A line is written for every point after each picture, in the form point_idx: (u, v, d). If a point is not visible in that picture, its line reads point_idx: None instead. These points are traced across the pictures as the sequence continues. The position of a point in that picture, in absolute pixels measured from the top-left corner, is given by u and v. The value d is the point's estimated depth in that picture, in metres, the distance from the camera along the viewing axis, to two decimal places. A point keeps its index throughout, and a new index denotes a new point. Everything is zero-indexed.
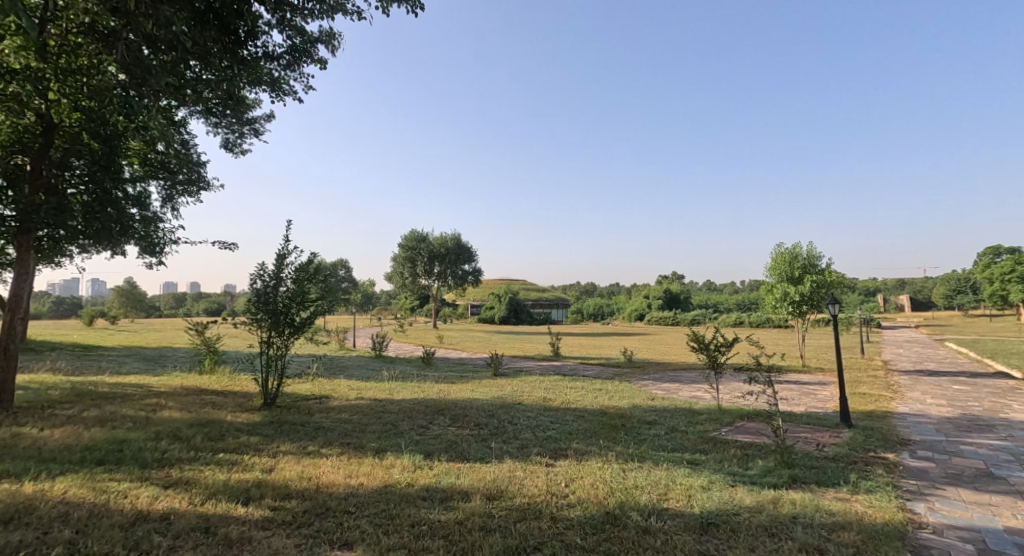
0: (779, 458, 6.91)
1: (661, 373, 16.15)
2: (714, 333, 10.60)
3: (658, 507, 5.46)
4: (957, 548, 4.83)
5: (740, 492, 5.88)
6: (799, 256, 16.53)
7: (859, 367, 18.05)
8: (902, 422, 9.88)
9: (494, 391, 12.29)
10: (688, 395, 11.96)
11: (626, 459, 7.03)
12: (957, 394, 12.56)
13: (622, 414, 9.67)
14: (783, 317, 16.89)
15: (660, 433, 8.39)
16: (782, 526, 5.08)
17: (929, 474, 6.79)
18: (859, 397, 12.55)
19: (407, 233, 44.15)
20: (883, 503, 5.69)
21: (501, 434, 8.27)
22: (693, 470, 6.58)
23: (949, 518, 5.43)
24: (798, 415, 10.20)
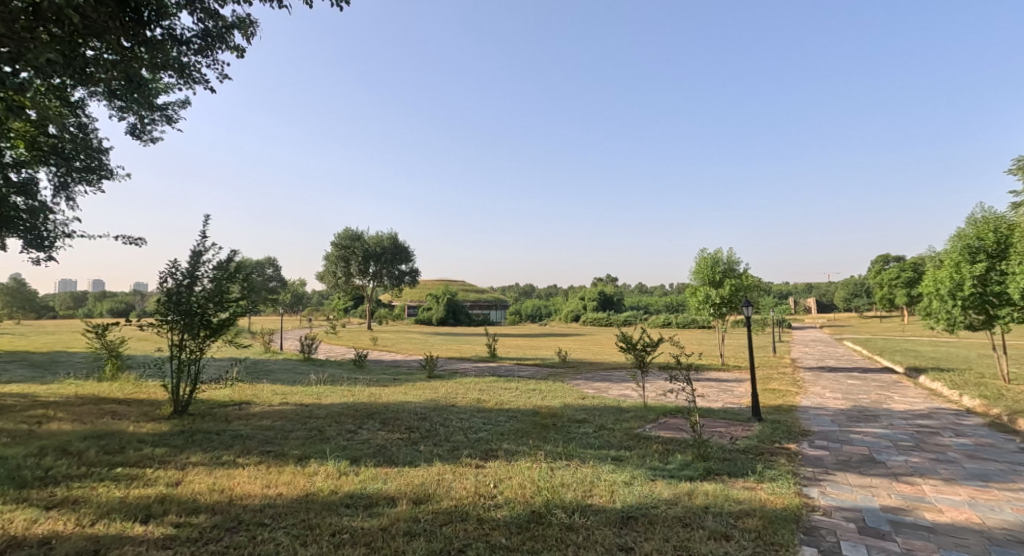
0: (696, 452, 7.32)
1: (592, 372, 16.59)
2: (641, 333, 10.99)
3: (582, 504, 5.62)
4: (842, 527, 5.31)
5: (659, 486, 6.16)
6: (720, 261, 17.54)
7: (771, 365, 19.45)
8: (805, 415, 10.71)
9: (427, 393, 12.16)
10: (616, 394, 12.34)
11: (555, 458, 7.18)
12: (851, 388, 13.82)
13: (553, 414, 9.85)
14: (706, 318, 17.81)
15: (588, 431, 8.63)
16: (694, 516, 5.37)
17: (824, 462, 7.43)
18: (769, 392, 13.50)
19: (341, 231, 42.78)
20: (784, 489, 6.16)
21: (432, 436, 8.20)
22: (617, 466, 6.82)
23: (838, 501, 5.96)
24: (715, 411, 10.82)
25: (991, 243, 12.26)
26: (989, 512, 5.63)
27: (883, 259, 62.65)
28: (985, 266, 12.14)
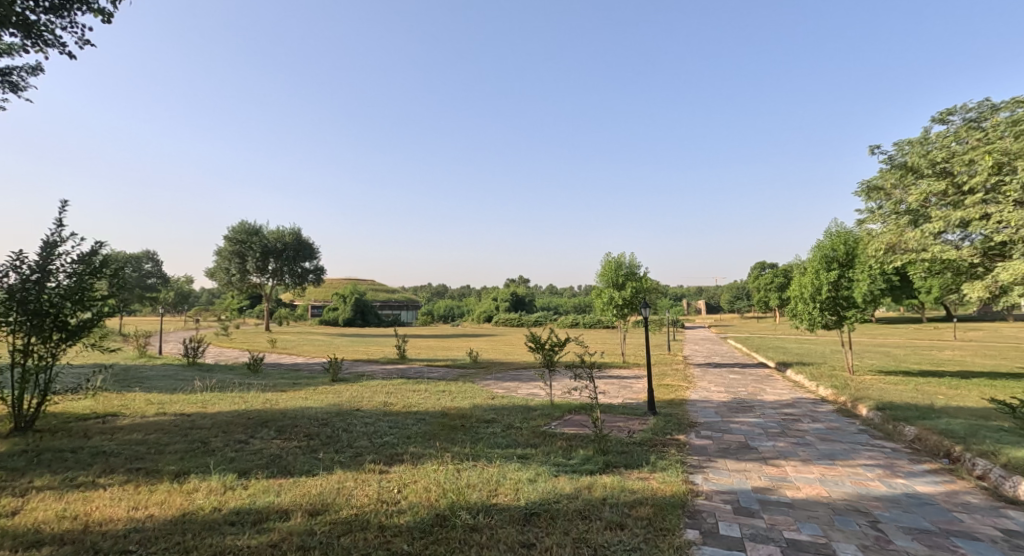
0: (596, 446, 7.64)
1: (503, 372, 16.80)
2: (549, 333, 11.22)
3: (487, 504, 5.65)
4: (719, 509, 5.80)
5: (561, 481, 6.36)
6: (623, 265, 18.47)
7: (666, 361, 20.80)
8: (694, 408, 11.56)
9: (330, 397, 11.67)
10: (524, 393, 12.57)
11: (461, 459, 7.17)
12: (733, 381, 15.16)
13: (462, 415, 9.84)
14: (609, 318, 18.66)
15: (496, 430, 8.72)
16: (593, 508, 5.60)
17: (708, 450, 8.07)
18: (664, 387, 14.43)
19: (236, 224, 39.82)
20: (673, 477, 6.61)
21: (333, 443, 7.88)
22: (523, 464, 6.95)
23: (718, 485, 6.50)
24: (615, 406, 11.36)
25: (842, 254, 14.16)
26: (836, 486, 6.42)
27: (761, 265, 69.46)
28: (838, 274, 13.96)
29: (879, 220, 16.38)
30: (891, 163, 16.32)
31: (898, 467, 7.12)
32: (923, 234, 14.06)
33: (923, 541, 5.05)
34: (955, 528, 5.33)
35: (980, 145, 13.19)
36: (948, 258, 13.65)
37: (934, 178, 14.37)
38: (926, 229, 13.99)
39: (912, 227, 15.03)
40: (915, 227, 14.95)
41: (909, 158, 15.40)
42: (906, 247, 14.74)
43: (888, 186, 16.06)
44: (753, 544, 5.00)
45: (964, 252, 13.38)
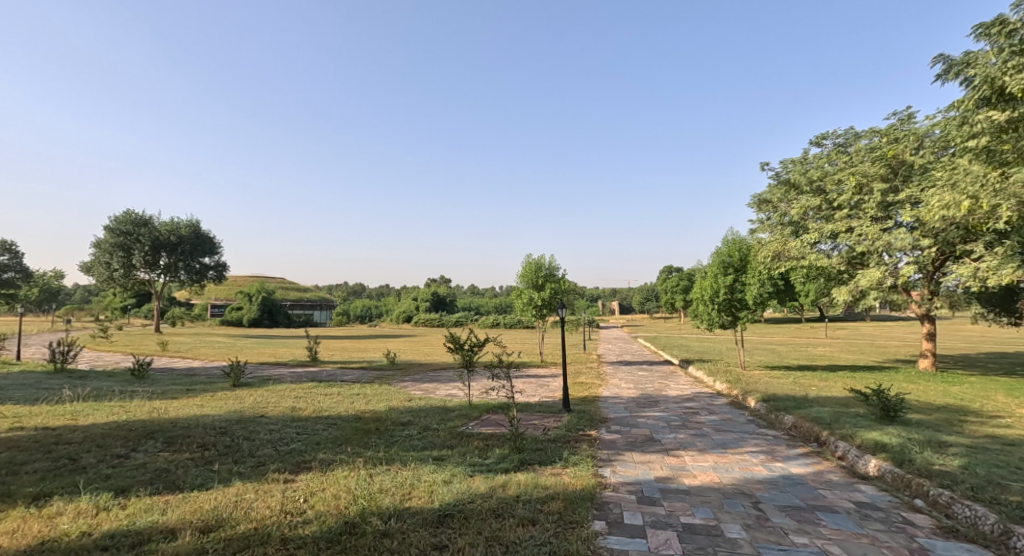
0: (512, 445, 7.74)
1: (420, 373, 16.56)
2: (468, 333, 11.15)
3: (399, 508, 5.55)
4: (625, 499, 6.08)
5: (476, 480, 6.36)
6: (542, 266, 18.81)
7: (581, 360, 21.50)
8: (605, 404, 12.03)
9: (229, 404, 10.91)
10: (442, 394, 12.47)
11: (374, 464, 6.98)
12: (642, 378, 15.95)
13: (376, 418, 9.58)
14: (529, 318, 18.95)
15: (411, 433, 8.58)
16: (505, 506, 5.65)
17: (617, 444, 8.44)
18: (578, 385, 14.88)
19: (120, 213, 36.09)
20: (583, 472, 6.84)
21: (232, 453, 7.39)
22: (438, 466, 6.89)
23: (625, 477, 6.82)
24: (532, 405, 11.57)
25: (737, 259, 15.24)
26: (727, 472, 6.95)
27: (669, 269, 73.90)
28: (733, 277, 15.08)
29: (767, 229, 17.80)
30: (778, 179, 17.76)
31: (778, 452, 7.83)
32: (802, 244, 15.69)
33: (795, 516, 5.60)
34: (821, 503, 5.96)
35: (846, 167, 15.19)
36: (820, 264, 15.58)
37: (810, 194, 16.06)
38: (805, 239, 15.54)
39: (794, 237, 16.56)
40: (796, 237, 16.52)
41: (792, 175, 16.81)
42: (789, 255, 16.35)
43: (775, 201, 17.38)
44: (653, 531, 5.28)
45: (832, 260, 15.31)
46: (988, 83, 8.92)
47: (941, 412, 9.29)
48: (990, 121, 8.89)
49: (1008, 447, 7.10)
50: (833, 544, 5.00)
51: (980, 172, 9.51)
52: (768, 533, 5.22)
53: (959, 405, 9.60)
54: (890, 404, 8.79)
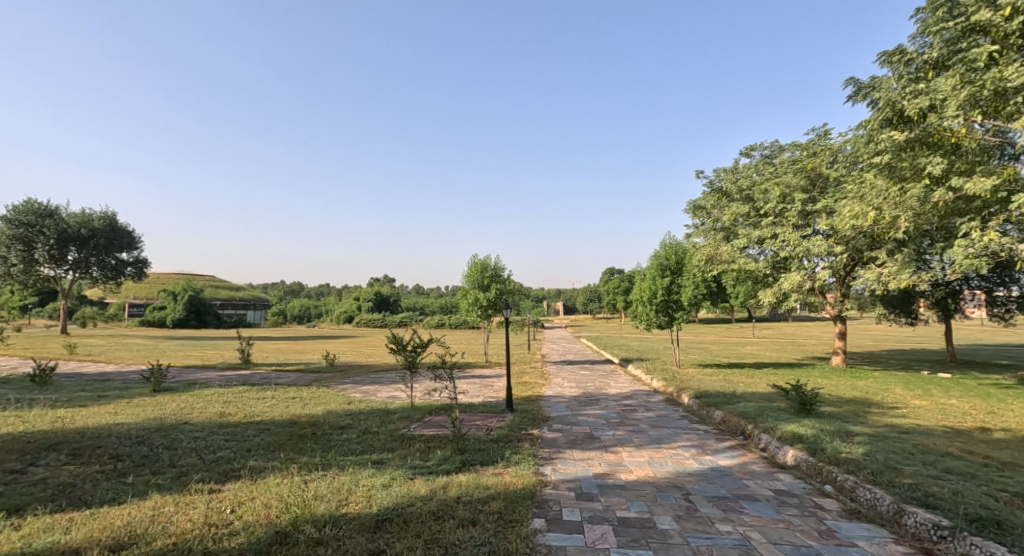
0: (454, 446, 7.81)
1: (361, 375, 16.28)
2: (411, 334, 11.06)
3: (335, 515, 5.50)
4: (564, 496, 6.30)
5: (417, 483, 6.39)
6: (488, 267, 18.92)
7: (524, 360, 21.79)
8: (548, 403, 12.31)
9: (147, 411, 10.34)
10: (384, 396, 12.34)
11: (309, 470, 6.86)
12: (583, 377, 16.38)
13: (313, 422, 9.39)
14: (474, 319, 19.02)
15: (350, 437, 8.48)
16: (446, 507, 5.72)
17: (558, 442, 8.69)
18: (521, 385, 15.10)
19: (20, 203, 33.09)
20: (524, 471, 7.02)
21: (149, 463, 7.06)
22: (378, 469, 6.87)
23: (564, 474, 7.06)
24: (475, 405, 11.68)
25: (673, 262, 15.95)
26: (661, 467, 7.33)
27: (611, 270, 75.98)
28: (670, 280, 15.76)
29: (702, 234, 18.64)
30: (711, 187, 18.69)
31: (708, 446, 8.32)
32: (733, 249, 16.67)
33: (721, 506, 5.99)
34: (744, 493, 6.41)
35: (772, 177, 16.26)
36: (748, 268, 16.59)
37: (740, 202, 17.06)
38: (735, 244, 16.47)
39: (725, 242, 17.50)
40: (727, 242, 17.46)
41: (723, 184, 17.73)
42: (721, 259, 17.27)
43: (708, 207, 18.32)
44: (590, 526, 5.51)
45: (760, 264, 16.39)
46: (891, 105, 9.88)
47: (850, 404, 10.17)
48: (892, 140, 9.87)
49: (904, 435, 7.88)
50: (753, 530, 5.39)
51: (886, 186, 10.46)
52: (696, 523, 5.57)
53: (865, 398, 10.53)
54: (806, 398, 9.54)
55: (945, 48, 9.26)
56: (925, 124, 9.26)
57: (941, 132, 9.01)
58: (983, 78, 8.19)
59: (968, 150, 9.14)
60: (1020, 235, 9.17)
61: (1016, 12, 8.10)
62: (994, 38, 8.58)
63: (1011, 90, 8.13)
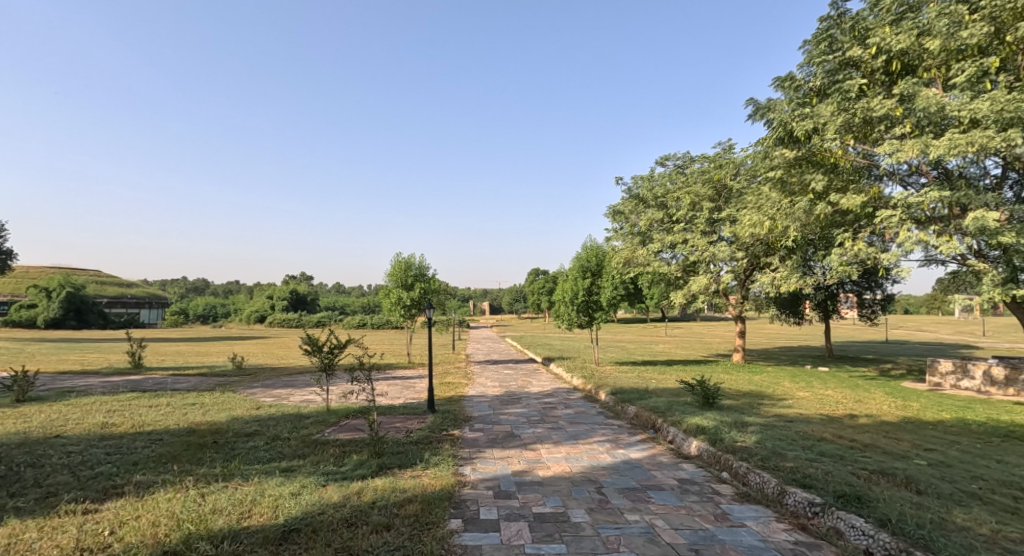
0: (371, 450, 7.73)
1: (272, 378, 15.59)
2: (328, 334, 10.72)
3: (236, 528, 5.27)
4: (481, 495, 6.44)
5: (329, 490, 6.26)
6: (412, 265, 18.71)
7: (448, 360, 21.81)
8: (470, 403, 12.43)
9: (11, 424, 9.33)
10: (297, 400, 11.92)
11: (207, 482, 6.51)
12: (505, 377, 16.66)
13: (215, 430, 8.91)
14: (396, 318, 18.76)
15: (257, 444, 8.15)
16: (360, 513, 5.65)
17: (479, 441, 8.85)
18: (444, 385, 15.12)
19: None
20: (443, 472, 7.09)
21: (7, 485, 6.41)
22: (288, 478, 6.66)
23: (483, 473, 7.20)
24: (395, 407, 11.58)
25: (594, 264, 16.59)
26: (576, 462, 7.67)
27: (535, 271, 77.37)
28: (590, 281, 16.38)
29: (620, 238, 19.48)
30: (629, 193, 19.56)
31: (621, 440, 8.80)
32: (649, 252, 17.62)
33: (630, 497, 6.38)
34: (651, 483, 6.86)
35: (683, 186, 17.35)
36: (661, 271, 17.59)
37: (655, 208, 18.03)
38: (650, 248, 17.41)
39: (641, 246, 18.42)
40: (643, 246, 18.38)
41: (640, 190, 18.62)
42: (637, 262, 18.18)
43: (626, 212, 19.06)
44: (506, 524, 5.69)
45: (672, 267, 17.48)
46: (783, 126, 10.88)
47: (746, 397, 11.12)
48: (784, 157, 10.89)
49: (789, 423, 8.75)
50: (657, 518, 5.78)
51: (778, 198, 11.58)
52: (607, 515, 5.90)
53: (759, 391, 11.53)
54: (709, 392, 10.31)
55: (826, 77, 10.36)
56: (809, 145, 10.33)
57: (822, 153, 10.14)
58: (855, 106, 9.34)
59: (843, 169, 10.30)
60: (884, 246, 10.43)
61: (880, 51, 9.54)
62: (863, 72, 9.90)
63: (876, 119, 9.33)
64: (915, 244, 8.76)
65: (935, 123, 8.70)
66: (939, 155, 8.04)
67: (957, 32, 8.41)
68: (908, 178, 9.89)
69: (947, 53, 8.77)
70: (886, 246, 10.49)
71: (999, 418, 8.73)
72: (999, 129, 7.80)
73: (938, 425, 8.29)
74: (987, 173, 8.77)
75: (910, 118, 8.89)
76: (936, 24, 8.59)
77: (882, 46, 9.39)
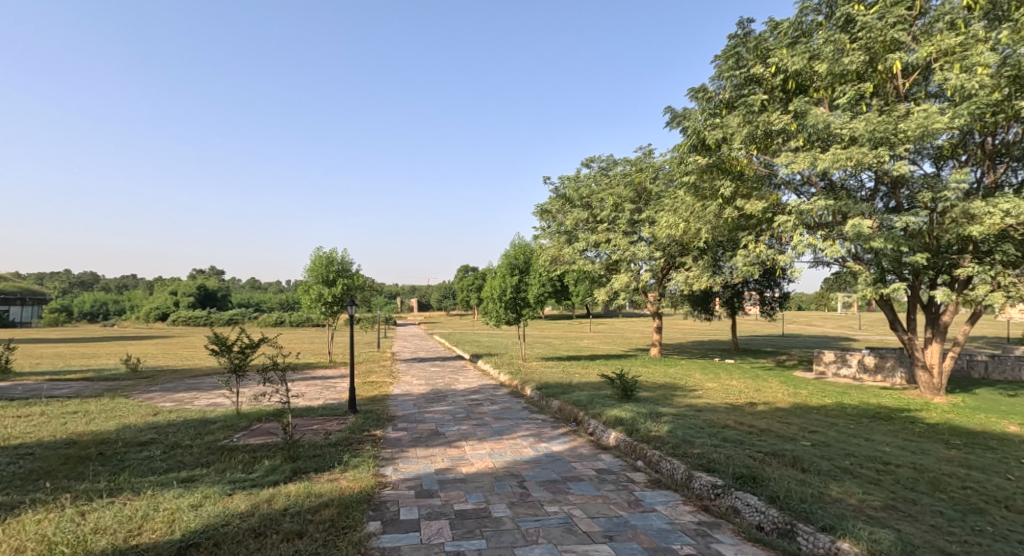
0: (285, 454, 7.43)
1: (174, 382, 14.54)
2: (238, 333, 10.14)
3: (123, 547, 4.90)
4: (403, 495, 6.39)
5: (235, 499, 5.96)
6: (334, 261, 18.08)
7: (372, 359, 21.28)
8: (394, 402, 12.24)
9: None
10: (202, 404, 11.20)
11: (89, 498, 5.99)
12: (432, 374, 16.54)
13: (101, 441, 8.19)
14: (317, 316, 18.06)
15: (152, 454, 7.59)
16: (270, 522, 5.43)
17: (402, 441, 8.74)
18: (367, 384, 14.77)
19: None
20: (362, 473, 6.96)
21: None
22: (189, 488, 6.26)
23: (405, 473, 7.15)
24: (314, 408, 11.18)
25: (522, 262, 16.81)
26: (499, 457, 7.78)
27: (463, 269, 77.21)
28: (518, 278, 16.58)
29: (547, 236, 19.84)
30: (556, 193, 19.95)
31: (544, 434, 9.02)
32: (575, 251, 18.11)
33: (550, 489, 6.57)
34: (571, 474, 7.09)
35: (607, 187, 17.95)
36: (586, 269, 18.14)
37: (581, 208, 18.51)
38: (576, 247, 17.90)
39: (567, 245, 18.87)
40: (569, 245, 18.84)
41: (566, 190, 19.05)
42: (563, 260, 18.62)
43: (553, 211, 19.42)
44: (427, 522, 5.69)
45: (596, 265, 18.07)
46: (696, 134, 11.52)
47: (661, 389, 11.73)
48: (696, 163, 11.51)
49: (697, 412, 9.34)
50: (575, 508, 6.00)
51: (692, 201, 12.29)
52: (527, 508, 6.05)
53: (673, 383, 12.20)
54: (627, 385, 10.78)
55: (734, 91, 11.10)
56: (718, 153, 11.02)
57: (730, 161, 10.88)
58: (757, 120, 10.10)
59: (748, 177, 11.05)
60: (781, 248, 11.37)
61: (779, 71, 10.37)
62: (764, 89, 10.71)
63: (775, 132, 10.15)
64: (805, 246, 9.62)
65: (822, 139, 9.56)
66: (825, 167, 8.88)
67: (840, 58, 9.34)
68: (801, 188, 10.82)
69: (833, 77, 9.68)
70: (783, 248, 11.43)
71: (871, 402, 9.81)
72: (873, 146, 8.72)
73: (821, 409, 9.18)
74: (864, 185, 9.78)
75: (803, 133, 9.74)
76: (824, 49, 9.49)
77: (780, 66, 10.21)
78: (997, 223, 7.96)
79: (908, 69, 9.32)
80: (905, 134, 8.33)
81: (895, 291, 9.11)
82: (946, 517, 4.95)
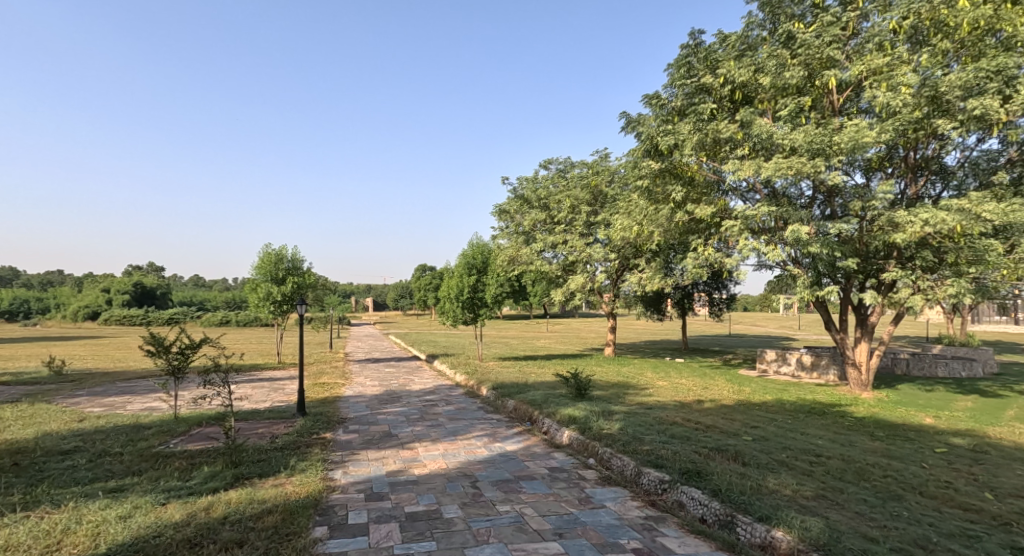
0: (226, 460, 7.14)
1: (106, 385, 13.72)
2: (177, 334, 9.66)
3: None
4: (352, 499, 6.25)
5: (169, 509, 5.68)
6: (284, 258, 17.52)
7: (324, 360, 20.76)
8: (346, 404, 11.97)
9: None
10: (135, 409, 10.62)
11: (3, 513, 5.58)
12: (386, 375, 16.28)
13: (19, 451, 7.64)
14: (265, 315, 17.45)
15: (76, 463, 7.13)
16: (206, 531, 5.20)
17: (352, 443, 8.56)
18: (318, 386, 14.39)
19: None
20: (309, 478, 6.77)
21: None
22: (117, 499, 5.93)
23: (355, 476, 7.00)
24: (261, 411, 10.80)
25: (480, 262, 16.76)
26: (453, 458, 7.74)
27: (420, 268, 76.51)
28: (475, 278, 16.52)
29: (505, 237, 19.86)
30: (515, 193, 20.01)
31: (499, 434, 9.02)
32: (532, 251, 18.21)
33: (502, 488, 6.58)
34: (524, 473, 7.12)
35: (564, 189, 18.14)
36: (543, 269, 18.29)
37: (538, 209, 18.61)
38: (533, 248, 18.02)
39: (525, 245, 18.95)
40: (527, 245, 18.93)
41: (524, 191, 19.13)
42: (521, 260, 18.69)
43: (511, 211, 19.46)
44: (376, 526, 5.59)
45: (553, 266, 18.25)
46: (649, 139, 11.78)
47: (614, 387, 11.95)
48: (650, 168, 11.78)
49: (648, 410, 9.55)
50: (527, 507, 6.03)
51: (645, 204, 12.57)
52: (479, 508, 6.03)
53: (626, 381, 12.44)
54: (581, 384, 10.91)
55: (685, 99, 11.41)
56: (670, 159, 11.32)
57: (681, 167, 11.20)
58: (706, 128, 10.44)
59: (698, 182, 11.39)
60: (728, 252, 11.78)
61: (727, 82, 10.75)
62: (713, 98, 11.08)
63: (723, 140, 10.51)
64: (749, 250, 10.01)
65: (766, 148, 9.97)
66: (768, 175, 9.26)
67: (782, 72, 9.78)
68: (747, 194, 11.25)
69: (776, 90, 10.12)
70: (730, 251, 11.85)
71: (808, 398, 10.29)
72: (811, 157, 9.16)
73: (762, 406, 9.57)
74: (803, 194, 10.26)
75: (748, 142, 10.13)
76: (768, 63, 9.91)
77: (728, 77, 10.58)
78: (917, 231, 8.52)
79: (842, 86, 9.87)
80: (839, 146, 8.80)
81: (829, 294, 9.61)
82: (869, 504, 5.25)
